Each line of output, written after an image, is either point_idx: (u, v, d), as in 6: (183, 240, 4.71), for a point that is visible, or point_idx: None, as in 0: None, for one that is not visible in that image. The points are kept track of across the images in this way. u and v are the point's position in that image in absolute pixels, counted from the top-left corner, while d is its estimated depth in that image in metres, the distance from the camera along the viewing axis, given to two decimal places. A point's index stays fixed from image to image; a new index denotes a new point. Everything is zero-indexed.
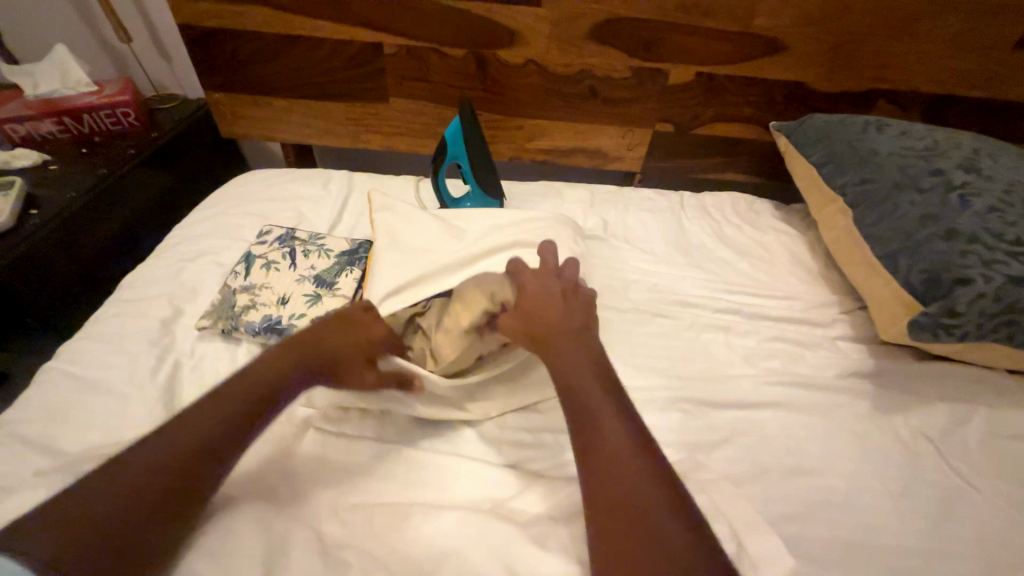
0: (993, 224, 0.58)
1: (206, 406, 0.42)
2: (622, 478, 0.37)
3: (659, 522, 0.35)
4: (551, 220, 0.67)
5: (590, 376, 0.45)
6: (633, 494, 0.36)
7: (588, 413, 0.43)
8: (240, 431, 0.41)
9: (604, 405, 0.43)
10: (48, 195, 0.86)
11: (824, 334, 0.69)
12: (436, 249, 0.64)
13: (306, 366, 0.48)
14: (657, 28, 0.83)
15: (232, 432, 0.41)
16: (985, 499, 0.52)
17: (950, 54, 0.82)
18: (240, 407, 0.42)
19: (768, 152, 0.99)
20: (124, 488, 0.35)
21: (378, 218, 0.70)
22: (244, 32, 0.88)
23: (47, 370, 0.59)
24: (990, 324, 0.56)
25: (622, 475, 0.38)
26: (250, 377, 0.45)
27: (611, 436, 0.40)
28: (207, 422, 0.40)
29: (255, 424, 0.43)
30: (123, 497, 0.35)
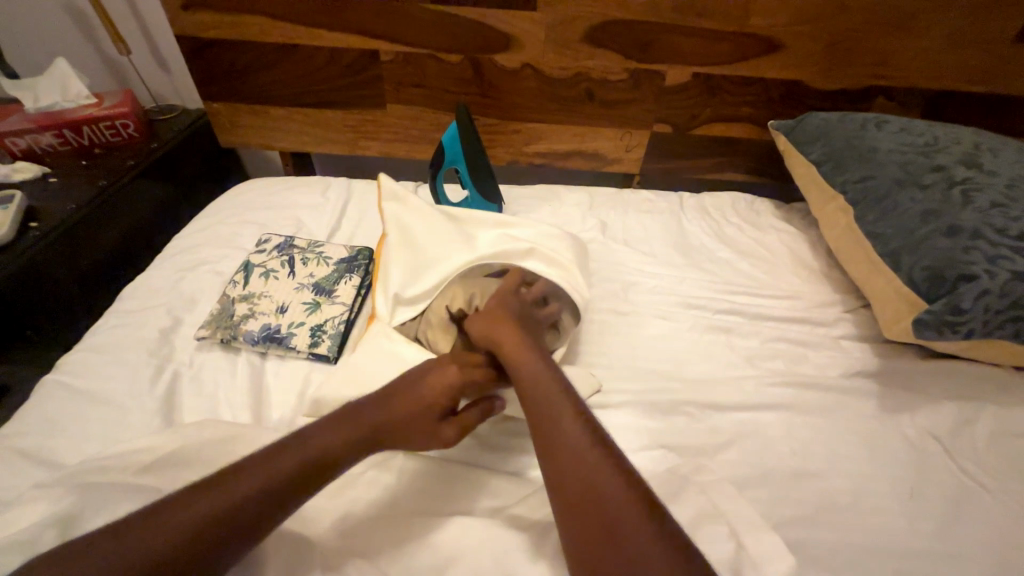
0: (997, 219, 0.57)
1: (266, 454, 0.39)
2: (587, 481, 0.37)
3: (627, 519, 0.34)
4: (563, 239, 0.66)
5: (549, 387, 0.45)
6: (602, 505, 0.35)
7: (550, 427, 0.42)
8: (293, 489, 0.37)
9: (564, 415, 0.42)
10: (49, 207, 0.87)
11: (827, 333, 0.69)
12: (445, 254, 0.63)
13: (374, 431, 0.44)
14: (651, 30, 0.83)
15: (280, 490, 0.37)
16: (996, 499, 0.51)
17: (948, 49, 0.81)
18: (301, 463, 0.39)
19: (767, 151, 0.98)
20: (164, 531, 0.32)
21: (389, 210, 0.69)
22: (240, 42, 0.89)
23: (46, 382, 0.59)
24: (996, 320, 0.55)
25: (584, 486, 0.37)
26: (322, 436, 0.41)
27: (573, 449, 0.39)
28: (265, 470, 0.37)
29: (310, 487, 0.38)
30: (161, 538, 0.32)
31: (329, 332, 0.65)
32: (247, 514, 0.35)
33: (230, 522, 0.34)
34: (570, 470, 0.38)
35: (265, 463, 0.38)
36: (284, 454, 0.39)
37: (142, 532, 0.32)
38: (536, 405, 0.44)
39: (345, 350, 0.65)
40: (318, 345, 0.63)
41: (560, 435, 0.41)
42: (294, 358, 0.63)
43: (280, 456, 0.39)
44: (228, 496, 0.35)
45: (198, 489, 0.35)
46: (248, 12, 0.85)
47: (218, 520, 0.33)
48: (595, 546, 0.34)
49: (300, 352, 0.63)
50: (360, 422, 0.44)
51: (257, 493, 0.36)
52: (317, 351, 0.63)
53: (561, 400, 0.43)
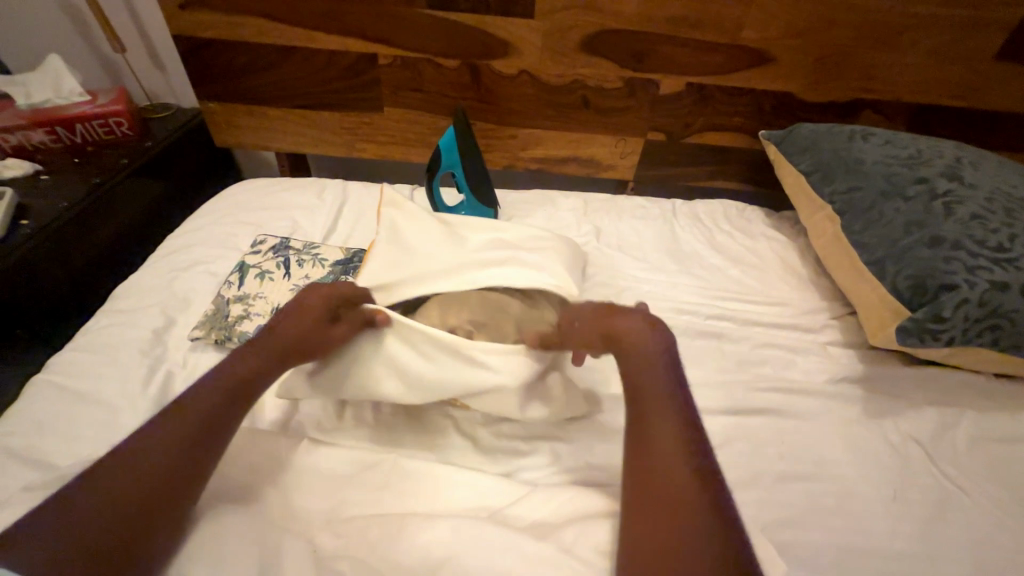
0: (976, 231, 0.59)
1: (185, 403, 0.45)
2: (667, 483, 0.38)
3: (697, 529, 0.35)
4: (557, 249, 0.67)
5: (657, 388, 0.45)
6: (676, 508, 0.37)
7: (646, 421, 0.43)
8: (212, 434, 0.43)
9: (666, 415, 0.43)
10: (40, 205, 0.86)
11: (814, 339, 0.70)
12: (437, 252, 0.63)
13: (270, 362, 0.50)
14: (646, 39, 0.84)
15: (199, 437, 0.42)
16: (974, 501, 0.53)
17: (932, 65, 0.84)
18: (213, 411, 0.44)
19: (757, 160, 1.00)
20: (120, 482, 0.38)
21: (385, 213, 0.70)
22: (238, 42, 0.89)
23: (36, 382, 0.58)
24: (975, 328, 0.57)
25: (663, 482, 0.38)
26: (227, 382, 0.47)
27: (667, 447, 0.41)
28: (191, 413, 0.43)
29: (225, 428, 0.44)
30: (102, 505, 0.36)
31: None
32: (191, 449, 0.41)
33: (177, 459, 0.40)
34: (655, 466, 0.40)
35: (190, 409, 0.44)
36: (204, 400, 0.45)
37: (104, 494, 0.37)
38: (634, 397, 0.45)
39: None
40: None
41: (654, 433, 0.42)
42: None
43: (198, 402, 0.45)
44: (164, 442, 0.41)
45: (137, 446, 0.41)
46: (246, 13, 0.85)
47: (162, 462, 0.39)
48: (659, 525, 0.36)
49: None
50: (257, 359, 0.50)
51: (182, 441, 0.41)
52: None
53: (666, 404, 0.44)
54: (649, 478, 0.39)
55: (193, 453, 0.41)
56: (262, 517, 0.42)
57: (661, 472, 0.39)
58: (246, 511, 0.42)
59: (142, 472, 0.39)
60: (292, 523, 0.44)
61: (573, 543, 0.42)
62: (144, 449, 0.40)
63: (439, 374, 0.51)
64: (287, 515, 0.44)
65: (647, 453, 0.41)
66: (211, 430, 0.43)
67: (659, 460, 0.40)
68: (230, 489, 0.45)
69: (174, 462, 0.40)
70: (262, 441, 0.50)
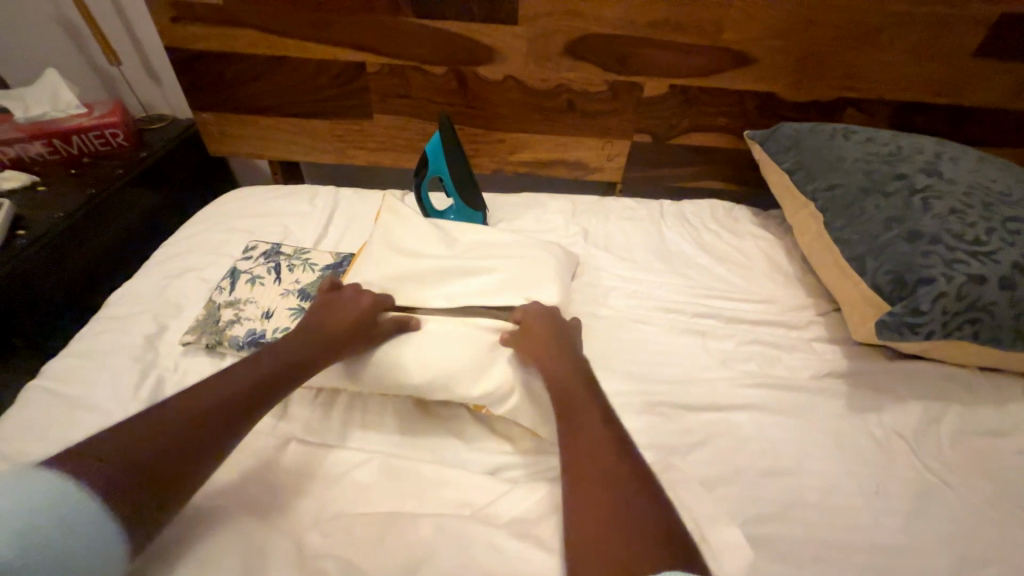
0: (953, 225, 0.60)
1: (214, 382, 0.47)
2: (595, 466, 0.41)
3: (628, 501, 0.38)
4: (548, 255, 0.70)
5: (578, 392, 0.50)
6: (605, 488, 0.39)
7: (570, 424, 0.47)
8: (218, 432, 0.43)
9: (590, 415, 0.47)
10: (36, 216, 0.87)
11: (799, 336, 0.71)
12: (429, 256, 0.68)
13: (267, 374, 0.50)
14: (629, 44, 0.86)
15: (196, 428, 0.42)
16: (957, 494, 0.53)
17: (911, 62, 0.85)
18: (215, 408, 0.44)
19: (744, 159, 1.01)
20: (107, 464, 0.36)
21: (385, 219, 0.75)
22: (230, 53, 0.91)
23: (30, 389, 0.60)
24: (955, 321, 0.57)
25: (598, 464, 0.42)
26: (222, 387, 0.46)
27: (596, 438, 0.44)
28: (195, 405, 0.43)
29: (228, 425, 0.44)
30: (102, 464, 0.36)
31: None
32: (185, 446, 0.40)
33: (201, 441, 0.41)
34: (580, 430, 0.46)
35: (180, 407, 0.43)
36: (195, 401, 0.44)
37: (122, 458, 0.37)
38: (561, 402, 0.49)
39: None
40: None
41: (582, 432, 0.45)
42: None
43: (212, 390, 0.46)
44: (151, 435, 0.39)
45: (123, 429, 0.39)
46: (238, 25, 0.87)
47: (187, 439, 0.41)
48: (593, 509, 0.38)
49: None
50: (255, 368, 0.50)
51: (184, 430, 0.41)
52: None
53: (587, 405, 0.48)
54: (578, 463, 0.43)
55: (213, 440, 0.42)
56: (244, 516, 0.43)
57: (591, 458, 0.42)
58: (230, 511, 0.43)
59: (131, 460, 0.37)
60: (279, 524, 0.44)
61: (548, 537, 0.42)
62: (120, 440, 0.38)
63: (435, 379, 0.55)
64: (272, 515, 0.45)
65: (573, 421, 0.47)
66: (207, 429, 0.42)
67: (589, 443, 0.44)
68: (216, 489, 0.46)
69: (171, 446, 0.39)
70: (248, 443, 0.51)
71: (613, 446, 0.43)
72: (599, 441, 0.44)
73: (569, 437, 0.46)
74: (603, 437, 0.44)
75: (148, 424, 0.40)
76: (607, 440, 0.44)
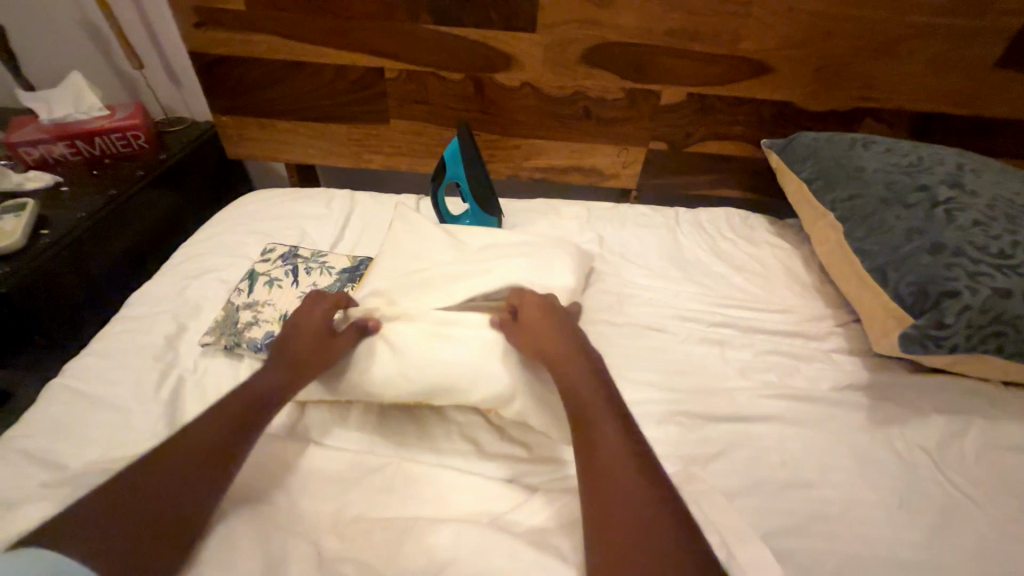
0: (977, 238, 0.59)
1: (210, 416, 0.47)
2: (619, 489, 0.39)
3: (657, 533, 0.36)
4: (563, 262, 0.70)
5: (595, 401, 0.47)
6: (632, 514, 0.37)
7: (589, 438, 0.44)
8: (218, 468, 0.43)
9: (609, 428, 0.45)
10: (59, 215, 0.89)
11: (817, 347, 0.70)
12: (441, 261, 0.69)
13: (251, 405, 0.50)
14: (646, 52, 0.86)
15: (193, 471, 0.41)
16: (983, 511, 0.52)
17: (931, 73, 0.84)
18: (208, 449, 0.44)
19: (759, 168, 1.01)
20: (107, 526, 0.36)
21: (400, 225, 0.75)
22: (250, 58, 0.92)
23: (53, 387, 0.60)
24: (979, 335, 0.56)
25: (623, 488, 0.39)
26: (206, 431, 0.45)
27: (619, 457, 0.42)
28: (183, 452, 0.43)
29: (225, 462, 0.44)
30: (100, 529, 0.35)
31: None
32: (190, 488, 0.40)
33: (207, 471, 0.42)
34: (598, 441, 0.43)
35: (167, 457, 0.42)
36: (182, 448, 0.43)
37: (124, 507, 0.37)
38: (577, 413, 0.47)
39: None
40: None
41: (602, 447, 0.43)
42: None
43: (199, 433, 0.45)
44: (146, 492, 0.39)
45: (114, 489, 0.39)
46: (260, 30, 0.88)
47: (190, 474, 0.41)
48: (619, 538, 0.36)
49: None
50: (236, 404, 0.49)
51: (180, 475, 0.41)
52: None
53: (605, 417, 0.46)
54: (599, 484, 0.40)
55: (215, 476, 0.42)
56: (266, 519, 0.43)
57: (614, 479, 0.40)
58: (251, 514, 0.44)
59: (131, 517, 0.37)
60: (299, 527, 0.44)
61: (570, 547, 0.42)
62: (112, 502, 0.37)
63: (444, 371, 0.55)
64: (292, 519, 0.45)
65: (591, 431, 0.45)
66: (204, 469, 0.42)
67: (610, 462, 0.41)
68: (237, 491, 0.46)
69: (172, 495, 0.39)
70: (269, 446, 0.51)
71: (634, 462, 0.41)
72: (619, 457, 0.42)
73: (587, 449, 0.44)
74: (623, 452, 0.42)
75: (140, 480, 0.40)
76: (628, 459, 0.42)
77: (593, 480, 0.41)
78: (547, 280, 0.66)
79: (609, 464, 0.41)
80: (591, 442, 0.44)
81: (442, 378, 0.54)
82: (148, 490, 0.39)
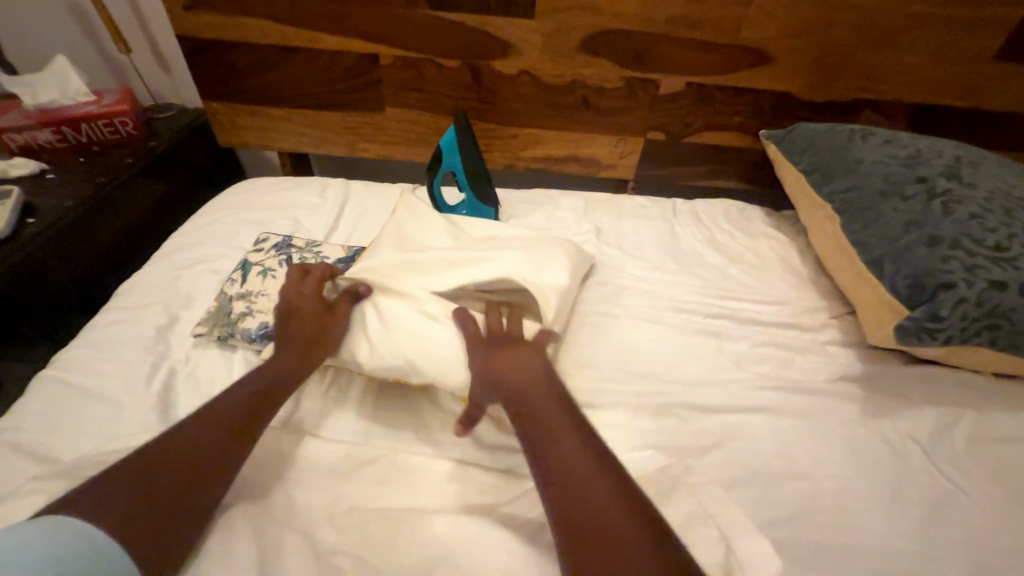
0: (975, 231, 0.59)
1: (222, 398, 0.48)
2: (582, 497, 0.38)
3: (627, 539, 0.35)
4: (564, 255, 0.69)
5: (549, 405, 0.46)
6: (599, 522, 0.36)
7: (547, 445, 0.42)
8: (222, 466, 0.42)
9: (565, 432, 0.43)
10: (46, 204, 0.87)
11: (813, 338, 0.70)
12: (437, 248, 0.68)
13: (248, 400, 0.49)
14: (645, 40, 0.85)
15: (197, 470, 0.41)
16: (973, 501, 0.53)
17: (931, 65, 0.84)
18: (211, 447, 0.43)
19: (757, 159, 1.00)
20: (113, 520, 0.35)
21: (399, 214, 0.75)
22: (241, 43, 0.90)
23: (42, 378, 0.59)
24: (973, 328, 0.57)
25: (587, 495, 0.38)
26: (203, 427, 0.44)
27: (581, 465, 0.40)
28: (185, 444, 0.42)
29: (228, 461, 0.43)
30: (105, 522, 0.35)
31: None
32: (194, 485, 0.40)
33: (221, 452, 0.43)
34: (546, 437, 0.43)
35: (171, 452, 0.42)
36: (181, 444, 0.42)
37: (141, 489, 0.38)
38: (533, 419, 0.45)
39: None
40: None
41: (562, 454, 0.41)
42: None
43: (195, 429, 0.44)
44: (149, 486, 0.38)
45: (117, 479, 0.38)
46: (250, 14, 0.86)
47: (207, 455, 0.42)
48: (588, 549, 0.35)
49: None
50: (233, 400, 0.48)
51: (184, 472, 0.40)
52: None
53: (559, 421, 0.45)
54: (561, 494, 0.39)
55: (220, 474, 0.42)
56: (261, 511, 0.43)
57: (576, 488, 0.39)
58: (246, 507, 0.43)
59: (138, 511, 0.37)
60: (294, 519, 0.44)
61: None
62: (118, 495, 0.37)
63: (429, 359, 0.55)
64: (287, 511, 0.45)
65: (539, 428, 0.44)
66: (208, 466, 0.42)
67: (570, 471, 0.40)
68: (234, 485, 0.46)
69: (178, 491, 0.39)
70: (264, 438, 0.51)
71: (585, 452, 0.41)
72: (568, 450, 0.42)
73: (536, 447, 0.43)
74: (571, 444, 0.42)
75: (143, 474, 0.39)
76: (589, 463, 0.40)
77: (556, 489, 0.39)
78: (547, 272, 0.65)
79: (561, 457, 0.41)
80: (539, 440, 0.43)
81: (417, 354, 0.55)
82: (151, 485, 0.39)
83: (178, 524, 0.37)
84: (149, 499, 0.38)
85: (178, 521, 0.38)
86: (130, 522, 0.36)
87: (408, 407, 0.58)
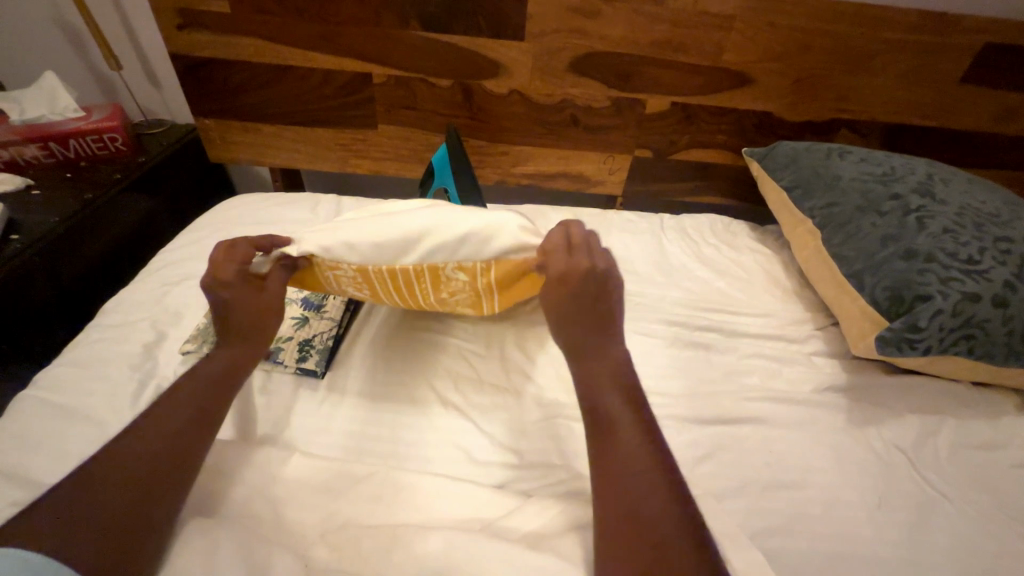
0: (949, 244, 0.62)
1: (186, 376, 0.51)
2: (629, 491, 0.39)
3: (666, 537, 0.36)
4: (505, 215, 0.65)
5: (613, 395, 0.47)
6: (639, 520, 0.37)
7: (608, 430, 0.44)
8: (176, 473, 0.42)
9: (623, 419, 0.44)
10: (31, 220, 0.86)
11: (799, 350, 0.72)
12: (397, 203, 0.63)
13: (197, 401, 0.48)
14: (632, 62, 0.88)
15: (153, 473, 0.41)
16: (958, 508, 0.54)
17: (902, 87, 0.88)
18: (164, 450, 0.43)
19: (741, 175, 1.04)
20: (73, 533, 0.36)
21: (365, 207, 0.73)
22: (235, 61, 0.91)
23: (23, 399, 0.58)
24: (951, 337, 0.59)
25: (634, 492, 0.39)
26: (166, 428, 0.45)
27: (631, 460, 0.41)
28: (148, 450, 0.43)
29: (181, 469, 0.43)
30: (70, 536, 0.35)
31: (317, 347, 0.64)
32: (154, 494, 0.40)
33: (194, 436, 0.46)
34: (610, 418, 0.45)
35: (129, 453, 0.42)
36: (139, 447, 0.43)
37: (106, 504, 0.38)
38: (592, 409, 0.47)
39: (333, 366, 0.64)
40: (305, 360, 0.62)
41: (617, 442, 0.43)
42: (281, 373, 0.62)
43: (149, 433, 0.44)
44: (108, 497, 0.39)
45: (83, 490, 0.38)
46: (245, 33, 0.87)
47: (184, 440, 0.45)
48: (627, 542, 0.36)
49: (287, 367, 0.62)
50: (186, 398, 0.48)
51: (140, 477, 0.41)
52: (304, 366, 0.62)
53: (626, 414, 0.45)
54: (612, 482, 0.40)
55: (176, 480, 0.42)
56: (250, 531, 0.42)
57: (625, 480, 0.40)
58: (235, 527, 0.42)
59: (99, 524, 0.37)
60: (283, 538, 0.43)
61: (566, 547, 0.42)
62: (77, 505, 0.37)
63: (410, 257, 0.54)
64: (278, 531, 0.44)
65: (604, 419, 0.45)
66: (165, 473, 0.42)
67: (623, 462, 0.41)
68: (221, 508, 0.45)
69: (138, 501, 0.39)
70: (254, 456, 0.50)
71: (637, 424, 0.44)
72: (624, 419, 0.44)
73: (593, 417, 0.46)
74: (628, 416, 0.45)
75: (100, 483, 0.39)
76: (644, 456, 0.41)
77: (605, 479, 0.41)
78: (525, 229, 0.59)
79: (617, 431, 0.44)
80: (596, 410, 0.46)
81: (405, 251, 0.54)
82: (114, 498, 0.39)
83: (140, 534, 0.38)
84: (111, 509, 0.38)
85: (138, 529, 0.38)
86: (95, 532, 0.36)
87: (400, 423, 0.58)
